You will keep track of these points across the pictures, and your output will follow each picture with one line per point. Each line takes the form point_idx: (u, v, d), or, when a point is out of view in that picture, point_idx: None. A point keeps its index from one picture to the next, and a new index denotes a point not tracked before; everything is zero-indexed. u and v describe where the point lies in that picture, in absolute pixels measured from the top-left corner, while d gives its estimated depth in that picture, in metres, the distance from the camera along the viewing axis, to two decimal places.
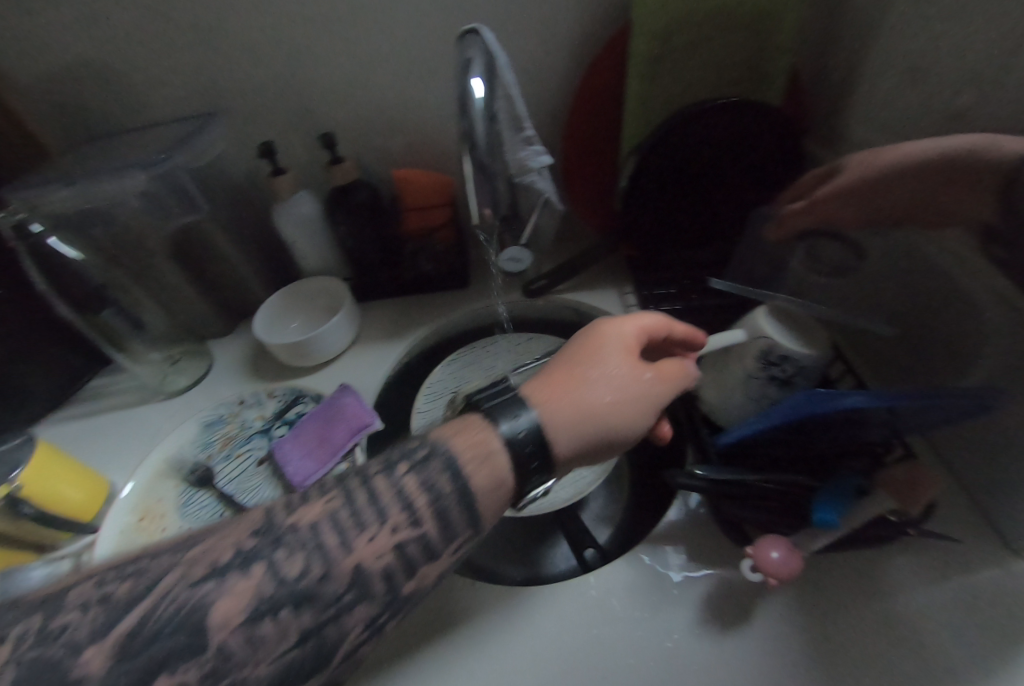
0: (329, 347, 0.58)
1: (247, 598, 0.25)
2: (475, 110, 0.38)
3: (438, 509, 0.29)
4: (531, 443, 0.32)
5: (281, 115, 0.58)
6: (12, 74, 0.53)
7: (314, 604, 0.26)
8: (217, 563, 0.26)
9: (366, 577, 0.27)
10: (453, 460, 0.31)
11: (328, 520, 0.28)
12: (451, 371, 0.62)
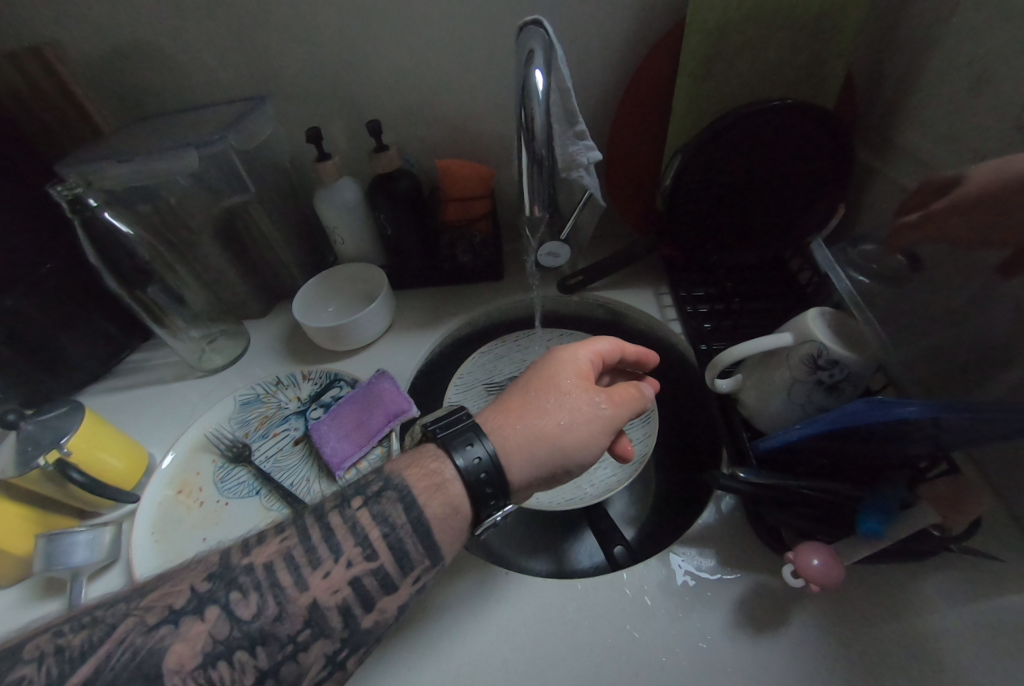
0: (366, 334, 0.58)
1: (201, 641, 0.28)
2: (535, 103, 0.38)
3: (391, 541, 0.33)
4: (485, 472, 0.35)
5: (329, 101, 0.58)
6: (76, 51, 0.55)
7: (271, 644, 0.29)
8: (172, 608, 0.29)
9: (321, 613, 0.30)
10: (407, 495, 0.35)
11: (282, 559, 0.31)
12: (483, 364, 0.63)
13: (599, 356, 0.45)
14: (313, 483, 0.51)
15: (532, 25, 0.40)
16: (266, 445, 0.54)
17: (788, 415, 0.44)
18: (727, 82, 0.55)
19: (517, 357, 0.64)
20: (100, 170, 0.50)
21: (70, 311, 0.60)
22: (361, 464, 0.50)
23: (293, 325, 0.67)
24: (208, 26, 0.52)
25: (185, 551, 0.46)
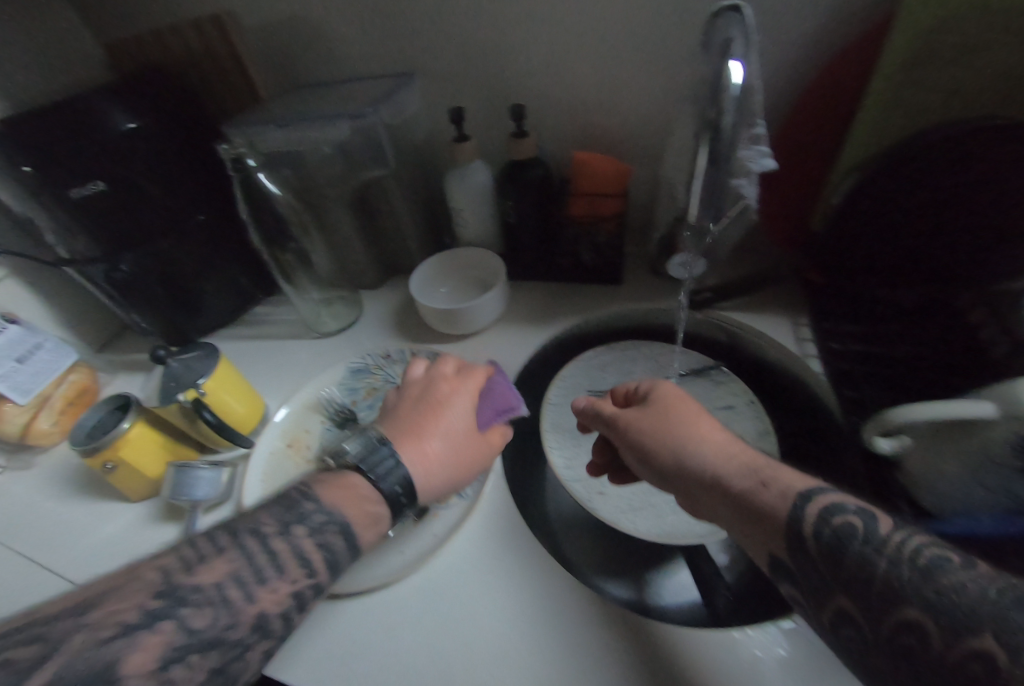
0: (477, 322, 0.57)
1: (157, 651, 0.28)
2: (730, 102, 0.34)
3: (329, 561, 0.36)
4: (404, 491, 0.40)
5: (478, 81, 0.57)
6: (255, 19, 0.58)
7: (222, 648, 0.30)
8: (126, 623, 0.28)
9: (267, 621, 0.32)
10: (348, 531, 0.37)
11: (231, 577, 0.32)
12: (587, 368, 0.60)
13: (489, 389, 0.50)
14: None
15: (736, 16, 0.36)
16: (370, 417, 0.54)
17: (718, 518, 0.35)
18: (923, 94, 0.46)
19: (625, 367, 0.60)
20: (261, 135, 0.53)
21: (210, 259, 0.65)
22: None
23: (404, 301, 0.68)
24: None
25: None
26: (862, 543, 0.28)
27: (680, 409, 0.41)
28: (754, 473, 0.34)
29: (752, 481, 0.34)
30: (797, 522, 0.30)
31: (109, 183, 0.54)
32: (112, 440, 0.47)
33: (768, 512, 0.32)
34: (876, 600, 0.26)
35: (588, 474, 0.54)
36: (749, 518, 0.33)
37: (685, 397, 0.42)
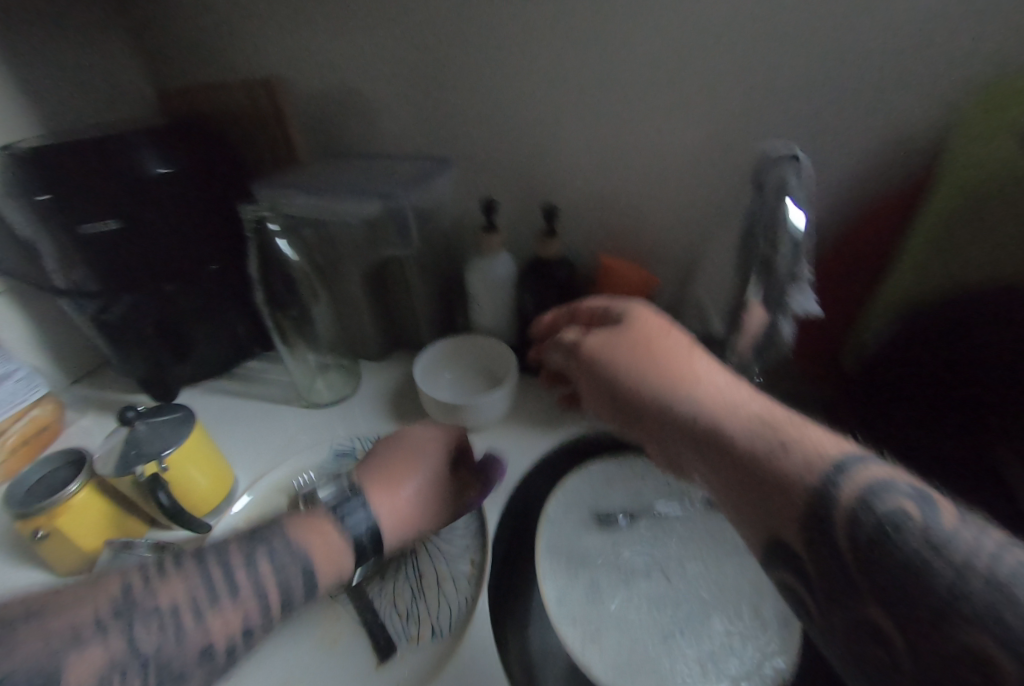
0: (481, 416, 0.54)
1: (97, 668, 0.25)
2: (785, 243, 0.36)
3: (284, 600, 0.33)
4: (367, 540, 0.37)
5: (512, 176, 0.57)
6: (307, 91, 0.60)
7: (161, 672, 0.27)
8: (75, 633, 0.26)
9: (208, 651, 0.29)
10: (305, 563, 0.34)
11: (186, 597, 0.29)
12: (590, 481, 0.55)
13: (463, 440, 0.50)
14: (386, 583, 0.43)
15: (790, 160, 0.36)
16: None
17: (713, 487, 0.29)
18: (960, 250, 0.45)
19: (631, 485, 0.56)
20: (289, 198, 0.53)
21: (209, 307, 0.62)
22: (444, 581, 0.42)
23: (404, 378, 0.64)
24: (427, 91, 0.55)
25: None
26: (917, 539, 0.20)
27: (662, 343, 0.37)
28: (771, 430, 0.26)
29: (769, 439, 0.26)
30: (823, 498, 0.23)
31: (121, 225, 0.52)
32: (53, 506, 0.42)
33: (785, 480, 0.24)
34: (950, 628, 0.18)
35: (585, 612, 0.46)
36: (757, 487, 0.25)
37: (670, 328, 0.38)
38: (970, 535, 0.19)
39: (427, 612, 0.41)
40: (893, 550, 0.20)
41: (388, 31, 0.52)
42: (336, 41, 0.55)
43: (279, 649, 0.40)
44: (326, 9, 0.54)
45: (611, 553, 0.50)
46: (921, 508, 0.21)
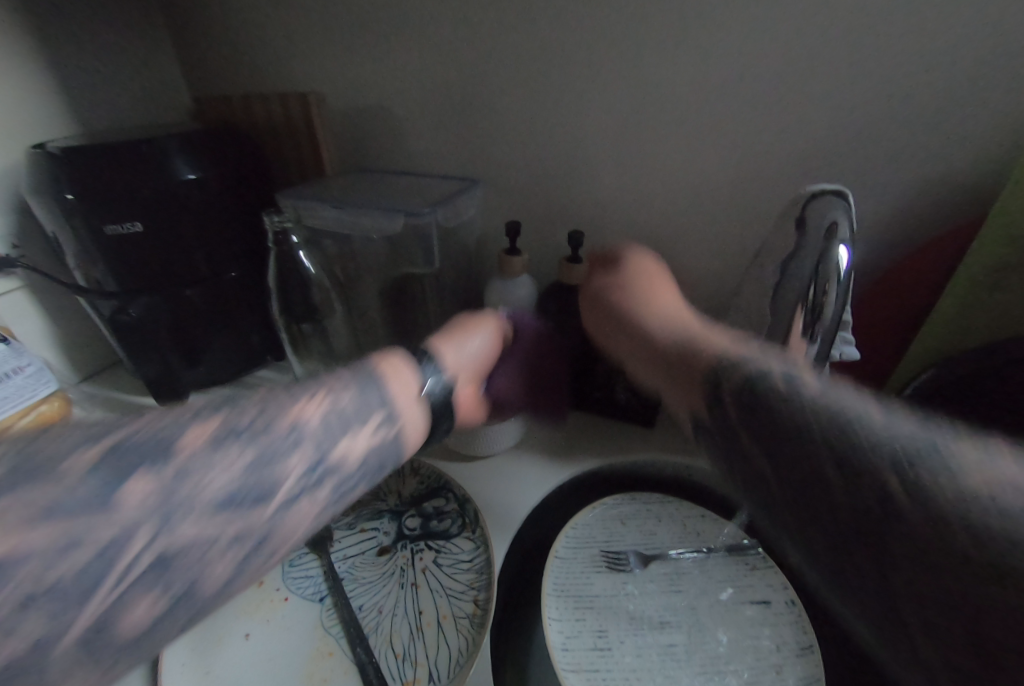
0: (493, 443, 0.52)
1: (154, 489, 0.19)
2: (833, 285, 0.33)
3: (382, 416, 0.27)
4: (445, 396, 0.31)
5: (542, 200, 0.57)
6: (341, 108, 0.61)
7: (263, 455, 0.22)
8: (122, 441, 0.20)
9: (313, 431, 0.24)
10: (384, 379, 0.28)
11: (266, 399, 0.24)
12: (602, 520, 0.53)
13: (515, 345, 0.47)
14: (384, 620, 0.40)
15: (839, 203, 0.35)
16: (348, 541, 0.47)
17: (650, 382, 0.33)
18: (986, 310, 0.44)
19: (645, 527, 0.53)
20: (315, 211, 0.54)
21: (223, 314, 0.62)
22: (446, 620, 0.40)
23: None
24: (463, 113, 0.55)
25: (221, 643, 0.39)
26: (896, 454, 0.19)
27: (657, 280, 0.42)
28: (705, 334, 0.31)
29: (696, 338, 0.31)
30: (726, 368, 0.26)
31: (145, 225, 0.52)
32: None
33: (698, 358, 0.29)
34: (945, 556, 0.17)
35: (590, 656, 0.43)
36: (675, 368, 0.30)
37: (660, 271, 0.44)
38: (915, 437, 0.19)
39: (425, 654, 0.38)
40: (807, 416, 0.22)
41: (431, 55, 0.53)
42: (377, 62, 0.56)
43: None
44: (371, 31, 0.55)
45: (622, 600, 0.47)
46: (859, 406, 0.22)
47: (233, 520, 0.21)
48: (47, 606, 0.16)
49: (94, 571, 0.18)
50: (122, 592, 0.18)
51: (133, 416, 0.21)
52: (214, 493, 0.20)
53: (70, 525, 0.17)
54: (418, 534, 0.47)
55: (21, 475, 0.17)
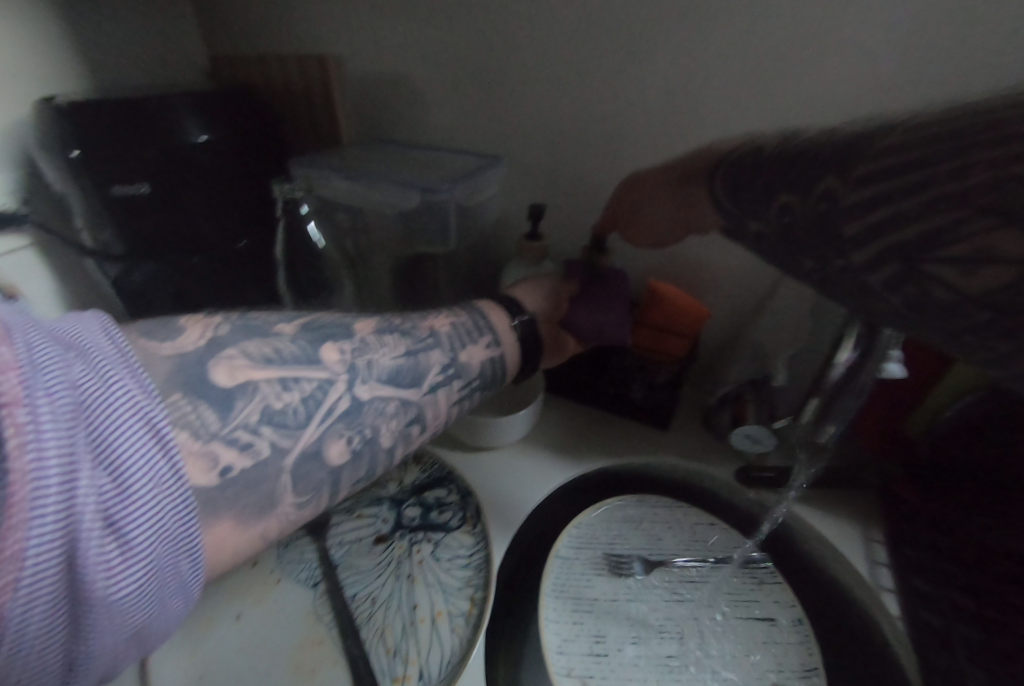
0: (499, 437, 0.50)
1: (348, 349, 0.28)
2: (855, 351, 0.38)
3: (487, 335, 0.37)
4: (492, 368, 0.37)
5: (566, 184, 0.54)
6: (357, 70, 0.57)
7: (412, 342, 0.32)
8: (317, 326, 0.29)
9: (441, 336, 0.34)
10: (482, 310, 0.39)
11: (407, 316, 0.35)
12: (607, 521, 0.51)
13: (597, 289, 0.51)
14: (377, 611, 0.39)
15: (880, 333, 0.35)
16: (346, 526, 0.46)
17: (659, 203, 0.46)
18: None
19: (650, 531, 0.51)
20: (327, 181, 0.51)
21: (228, 280, 0.60)
22: (440, 617, 0.38)
23: None
24: (487, 82, 0.51)
25: (211, 622, 0.38)
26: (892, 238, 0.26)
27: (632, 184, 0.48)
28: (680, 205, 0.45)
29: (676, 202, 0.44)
30: None
31: (154, 188, 0.50)
32: None
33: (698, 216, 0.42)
34: None
35: (584, 663, 0.41)
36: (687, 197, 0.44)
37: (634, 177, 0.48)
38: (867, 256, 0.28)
39: (417, 651, 0.36)
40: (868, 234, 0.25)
41: (455, 19, 0.49)
42: (398, 24, 0.52)
43: (254, 669, 0.36)
44: None
45: (624, 605, 0.46)
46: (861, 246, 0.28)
47: (393, 394, 0.29)
48: (282, 422, 0.24)
49: (311, 406, 0.25)
50: (329, 427, 0.26)
51: (319, 315, 0.30)
52: (386, 366, 0.30)
53: (298, 371, 0.25)
54: (417, 525, 0.45)
55: (265, 338, 0.26)
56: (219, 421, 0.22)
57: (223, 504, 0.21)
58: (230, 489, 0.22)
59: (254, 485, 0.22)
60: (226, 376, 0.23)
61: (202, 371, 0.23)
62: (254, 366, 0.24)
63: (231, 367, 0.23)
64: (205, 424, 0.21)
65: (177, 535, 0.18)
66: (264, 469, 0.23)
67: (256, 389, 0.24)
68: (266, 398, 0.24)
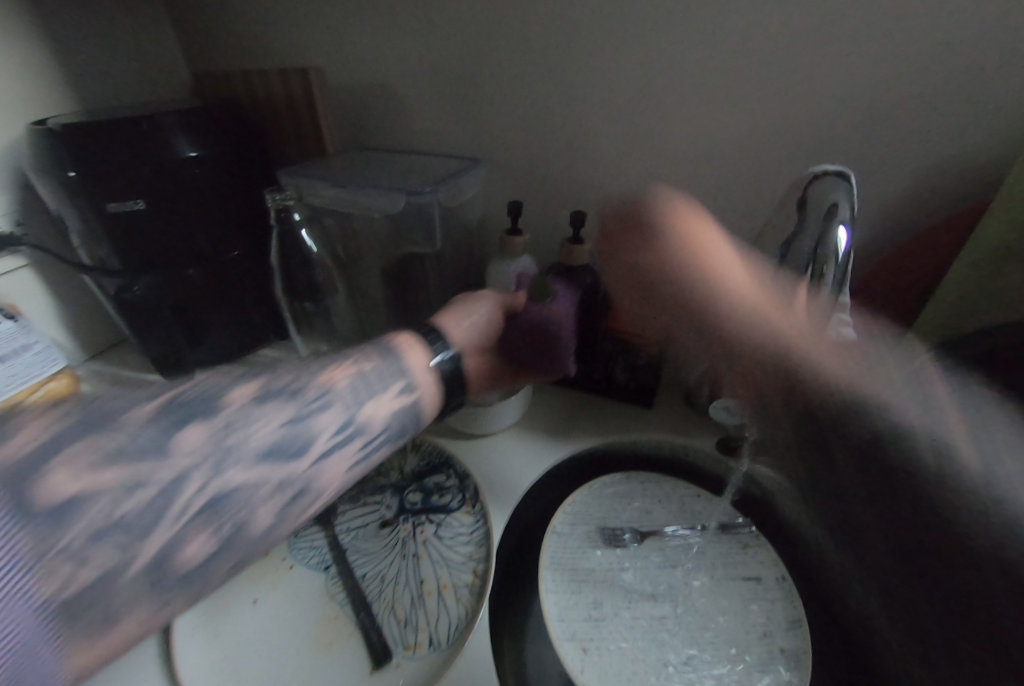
0: (492, 423, 0.53)
1: (215, 427, 0.25)
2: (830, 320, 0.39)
3: (392, 379, 0.33)
4: (402, 421, 0.32)
5: (541, 181, 0.57)
6: (338, 82, 0.60)
7: (297, 403, 0.28)
8: (181, 402, 0.25)
9: (336, 388, 0.30)
10: (393, 348, 0.34)
11: (295, 369, 0.30)
12: (600, 498, 0.54)
13: (534, 315, 0.48)
14: (386, 588, 0.42)
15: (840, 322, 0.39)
16: (352, 514, 0.48)
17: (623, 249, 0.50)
18: None
19: (641, 505, 0.54)
20: (316, 189, 0.54)
21: (226, 290, 0.63)
22: (446, 589, 0.41)
23: None
24: (464, 89, 0.54)
25: (232, 607, 0.41)
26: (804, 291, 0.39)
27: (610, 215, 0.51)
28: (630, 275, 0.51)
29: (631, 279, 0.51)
30: None
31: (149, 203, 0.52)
32: None
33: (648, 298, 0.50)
34: None
35: (582, 624, 0.44)
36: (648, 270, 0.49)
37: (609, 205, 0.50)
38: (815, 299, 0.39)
39: (426, 620, 0.39)
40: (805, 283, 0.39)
41: (430, 31, 0.52)
42: (374, 37, 0.55)
43: (276, 646, 0.38)
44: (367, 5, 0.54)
45: (617, 575, 0.48)
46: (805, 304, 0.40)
47: (276, 469, 0.26)
48: (125, 532, 0.20)
49: (160, 507, 0.22)
50: (187, 524, 0.22)
51: (190, 383, 0.26)
52: (266, 439, 0.26)
53: (143, 468, 0.21)
54: (419, 507, 0.48)
55: (108, 432, 0.22)
56: (53, 528, 0.18)
57: (62, 625, 0.18)
58: (72, 611, 0.19)
59: (97, 604, 0.19)
60: (67, 479, 0.19)
61: (31, 474, 0.19)
62: (95, 466, 0.20)
63: (68, 467, 0.20)
64: (37, 531, 0.18)
65: (34, 635, 0.18)
66: (108, 587, 0.20)
67: (92, 496, 0.20)
68: (104, 508, 0.20)
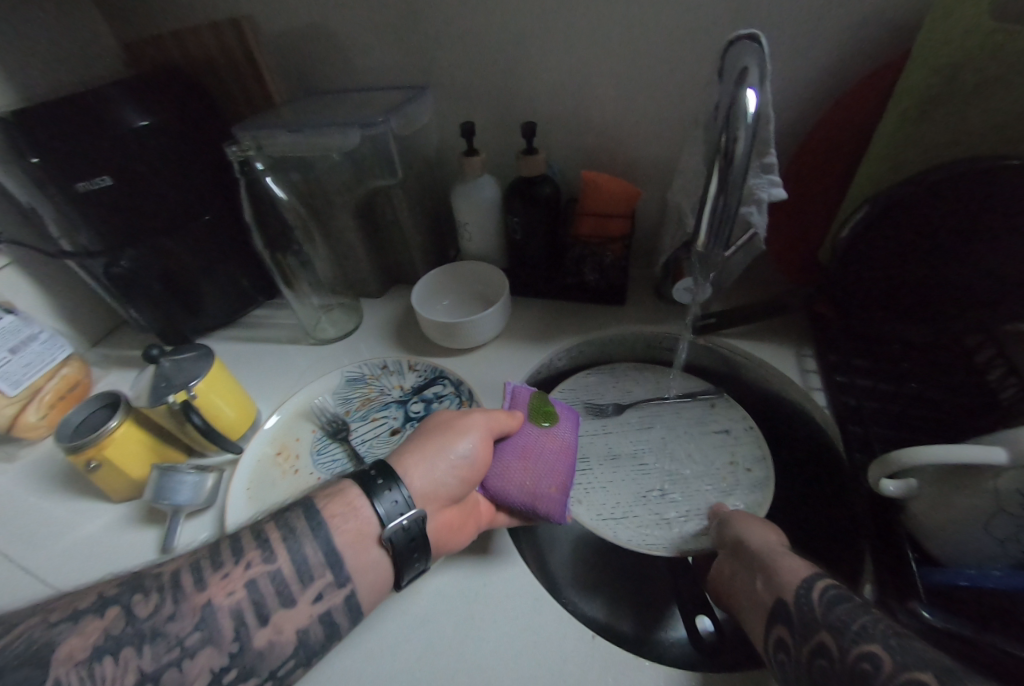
0: (477, 336, 0.58)
1: (96, 635, 0.27)
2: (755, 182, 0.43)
3: (337, 572, 0.33)
4: (332, 619, 0.33)
5: (489, 98, 0.58)
6: (271, 22, 0.59)
7: (159, 643, 0.28)
8: (106, 634, 0.28)
9: (262, 612, 0.31)
10: (320, 524, 0.34)
11: (256, 585, 0.31)
12: (586, 383, 0.60)
13: (526, 446, 0.45)
14: None
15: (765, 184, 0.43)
16: (364, 428, 0.56)
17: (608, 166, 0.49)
18: (917, 145, 0.45)
19: (624, 387, 0.60)
20: (271, 138, 0.54)
21: (209, 257, 0.66)
22: None
23: (403, 311, 0.69)
24: None
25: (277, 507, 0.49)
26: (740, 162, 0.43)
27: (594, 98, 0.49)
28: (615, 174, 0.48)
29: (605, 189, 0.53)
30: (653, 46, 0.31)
31: (115, 179, 0.54)
32: (99, 439, 0.46)
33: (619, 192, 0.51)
34: None
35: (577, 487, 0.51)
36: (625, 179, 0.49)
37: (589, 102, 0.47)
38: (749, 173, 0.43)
39: None
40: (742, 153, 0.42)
41: None
42: None
43: None
44: None
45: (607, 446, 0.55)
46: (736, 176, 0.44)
47: None
48: None
49: None
50: None
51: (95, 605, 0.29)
52: None
53: None
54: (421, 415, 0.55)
55: None
56: None
57: None
58: None
59: None
60: None
61: None
62: None
63: None
64: None
65: None
66: None
67: None
68: None
